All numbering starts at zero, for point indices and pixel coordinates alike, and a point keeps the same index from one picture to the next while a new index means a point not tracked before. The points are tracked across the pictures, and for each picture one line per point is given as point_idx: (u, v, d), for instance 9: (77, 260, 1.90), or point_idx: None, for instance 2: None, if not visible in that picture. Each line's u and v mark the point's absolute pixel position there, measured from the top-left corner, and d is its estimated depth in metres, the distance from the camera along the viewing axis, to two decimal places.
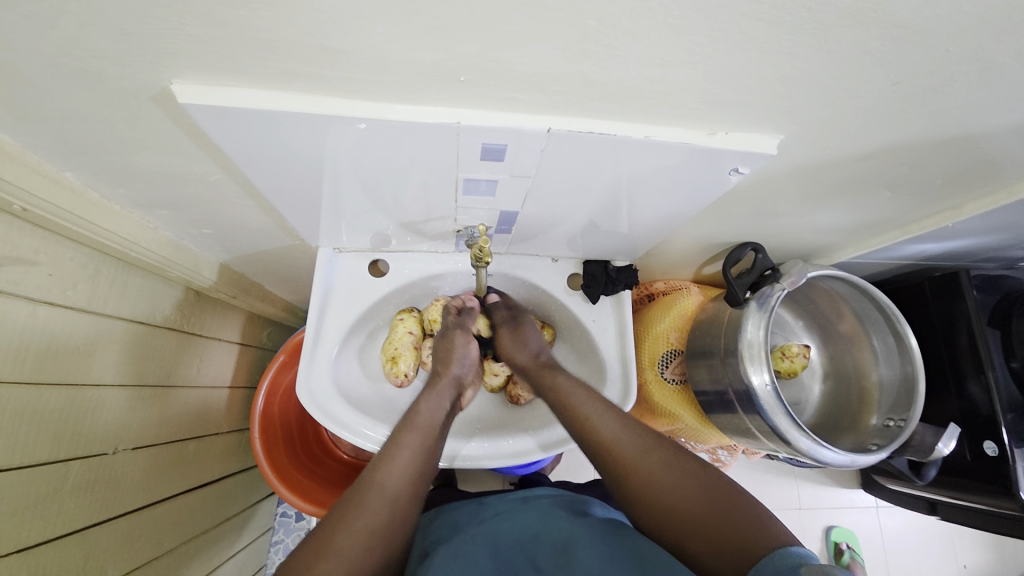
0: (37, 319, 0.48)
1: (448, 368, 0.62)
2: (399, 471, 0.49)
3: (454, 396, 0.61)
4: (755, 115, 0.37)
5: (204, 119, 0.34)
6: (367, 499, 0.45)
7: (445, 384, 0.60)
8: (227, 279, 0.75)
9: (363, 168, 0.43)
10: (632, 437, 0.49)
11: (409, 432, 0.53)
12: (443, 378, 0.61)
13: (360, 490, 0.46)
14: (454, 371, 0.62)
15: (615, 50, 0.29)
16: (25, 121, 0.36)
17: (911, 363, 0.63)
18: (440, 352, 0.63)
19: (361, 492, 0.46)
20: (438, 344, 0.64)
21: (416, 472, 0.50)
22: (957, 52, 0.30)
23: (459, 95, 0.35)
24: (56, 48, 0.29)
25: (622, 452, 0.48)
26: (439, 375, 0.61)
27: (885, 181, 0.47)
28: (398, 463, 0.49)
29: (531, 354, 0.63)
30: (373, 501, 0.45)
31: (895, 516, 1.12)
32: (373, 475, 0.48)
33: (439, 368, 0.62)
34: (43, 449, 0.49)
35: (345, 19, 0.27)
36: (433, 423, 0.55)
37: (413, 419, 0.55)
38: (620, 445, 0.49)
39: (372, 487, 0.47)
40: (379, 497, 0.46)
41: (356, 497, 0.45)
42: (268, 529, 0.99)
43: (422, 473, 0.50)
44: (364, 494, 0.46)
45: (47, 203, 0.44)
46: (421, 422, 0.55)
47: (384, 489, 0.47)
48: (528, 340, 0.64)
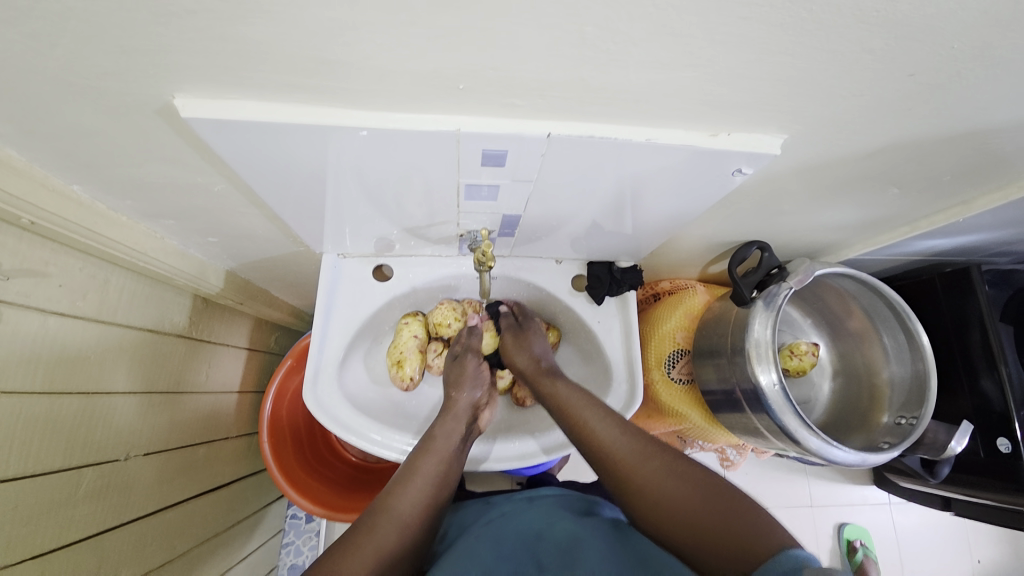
0: (48, 330, 0.49)
1: (462, 390, 0.62)
2: (412, 497, 0.50)
3: (468, 420, 0.61)
4: (758, 115, 0.36)
5: (206, 132, 0.35)
6: (380, 524, 0.46)
7: (460, 409, 0.60)
8: (234, 286, 0.76)
9: (365, 175, 0.43)
10: (631, 443, 0.49)
11: (424, 458, 0.54)
12: (456, 402, 0.61)
13: (374, 514, 0.47)
14: (467, 394, 0.62)
15: (614, 54, 0.29)
16: (30, 136, 0.37)
17: (923, 360, 0.63)
18: (452, 375, 0.64)
19: (375, 517, 0.46)
20: (449, 369, 0.66)
21: (428, 499, 0.51)
22: (963, 49, 0.30)
23: (458, 102, 0.35)
24: (59, 66, 0.29)
25: (621, 455, 0.48)
26: (453, 400, 0.61)
27: (892, 177, 0.47)
28: (412, 490, 0.50)
29: (532, 359, 0.63)
30: (385, 525, 0.46)
31: (908, 513, 1.10)
32: (387, 501, 0.48)
33: (452, 392, 0.63)
34: (56, 457, 0.50)
35: (342, 31, 0.27)
36: (449, 449, 0.56)
37: (428, 444, 0.56)
38: (620, 450, 0.49)
39: (385, 513, 0.47)
40: (390, 521, 0.47)
41: (370, 522, 0.46)
42: (279, 531, 1.00)
43: (433, 501, 0.51)
44: (378, 518, 0.46)
45: (55, 216, 0.44)
46: (436, 446, 0.56)
47: (398, 515, 0.47)
48: (530, 346, 0.65)
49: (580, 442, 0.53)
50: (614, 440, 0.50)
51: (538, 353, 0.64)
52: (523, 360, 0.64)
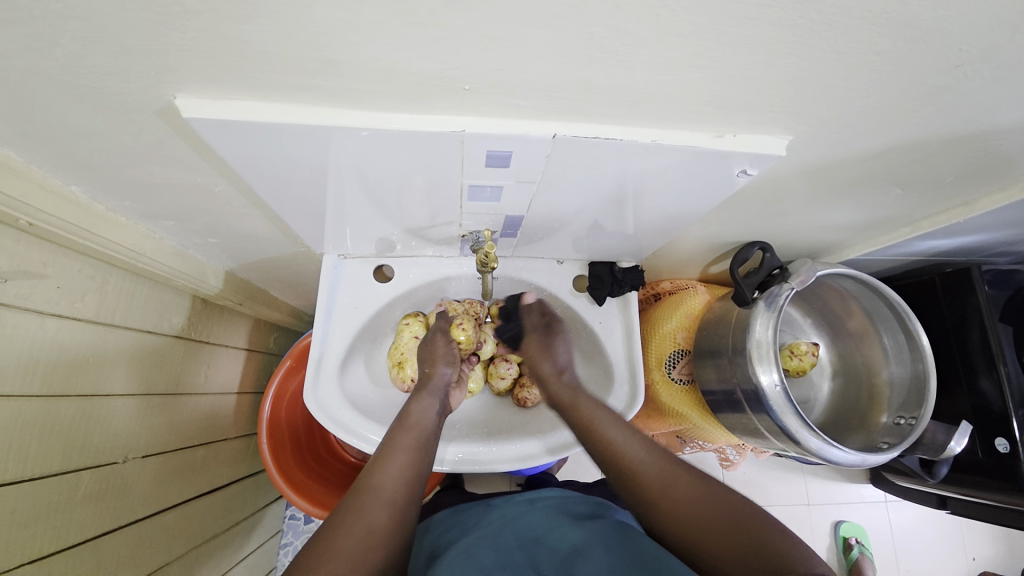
0: (46, 332, 0.48)
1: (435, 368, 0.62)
2: (395, 471, 0.50)
3: (442, 398, 0.61)
4: (763, 117, 0.36)
5: (208, 133, 0.34)
6: (366, 502, 0.46)
7: (434, 384, 0.61)
8: (233, 286, 0.75)
9: (366, 175, 0.43)
10: (657, 464, 0.51)
11: (400, 435, 0.54)
12: (431, 378, 0.62)
13: (358, 494, 0.47)
14: (441, 371, 0.62)
15: (622, 55, 0.29)
16: (28, 137, 0.36)
17: (922, 361, 0.63)
18: (422, 353, 0.64)
19: (359, 496, 0.47)
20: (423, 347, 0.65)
21: (413, 469, 0.51)
22: (968, 51, 0.30)
23: (463, 103, 0.34)
24: (58, 65, 0.29)
25: (647, 474, 0.50)
26: (427, 375, 0.62)
27: (895, 178, 0.47)
28: (395, 464, 0.51)
29: (555, 368, 0.65)
30: (372, 503, 0.46)
31: (905, 510, 1.11)
32: (370, 479, 0.49)
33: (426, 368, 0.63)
34: (54, 460, 0.49)
35: (349, 32, 0.27)
36: (424, 424, 0.57)
37: (403, 422, 0.56)
38: (647, 469, 0.51)
39: (369, 491, 0.47)
40: (378, 499, 0.47)
41: (355, 502, 0.46)
42: (277, 532, 1.00)
43: (420, 472, 0.52)
44: (362, 499, 0.47)
45: (54, 217, 0.44)
46: (413, 425, 0.56)
47: (382, 490, 0.48)
48: (557, 353, 0.66)
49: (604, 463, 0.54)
50: (641, 459, 0.52)
51: (561, 363, 0.65)
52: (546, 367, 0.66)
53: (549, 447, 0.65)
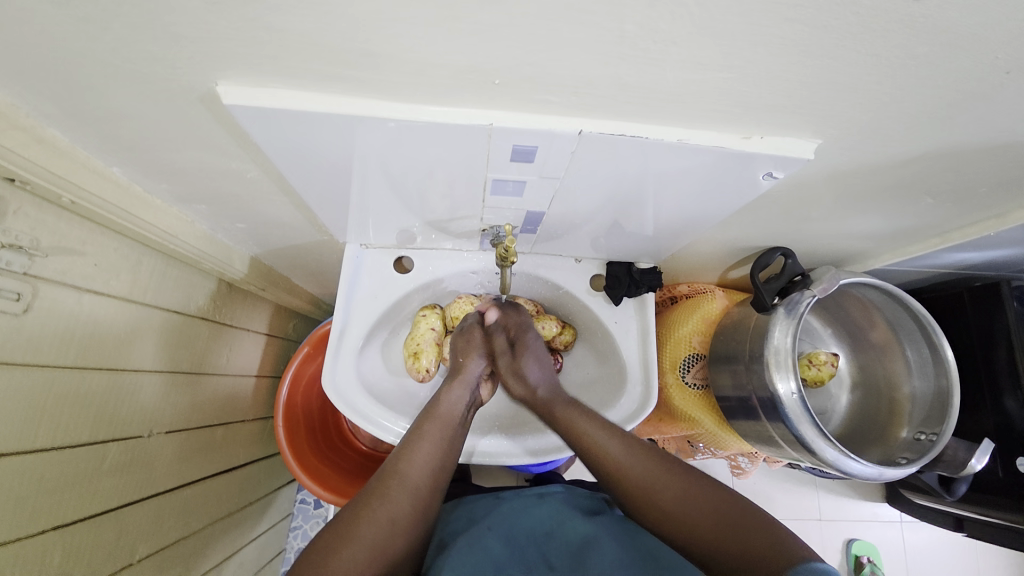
0: (82, 307, 0.50)
1: (467, 362, 0.61)
2: (421, 461, 0.50)
3: (473, 390, 0.60)
4: (792, 119, 0.36)
5: (245, 119, 0.35)
6: (391, 490, 0.47)
7: (467, 374, 0.60)
8: (257, 272, 0.77)
9: (391, 166, 0.44)
10: (640, 464, 0.49)
11: (430, 424, 0.54)
12: (464, 368, 0.61)
13: (384, 480, 0.48)
14: (475, 363, 0.62)
15: (653, 53, 0.29)
16: (74, 117, 0.38)
17: (946, 376, 0.61)
18: (458, 345, 0.64)
19: (385, 482, 0.48)
20: (457, 340, 0.65)
21: (437, 461, 0.51)
22: (1010, 58, 0.29)
23: (492, 97, 0.35)
24: (110, 49, 0.30)
25: (628, 473, 0.48)
26: (462, 364, 0.61)
27: (927, 186, 0.46)
28: (419, 452, 0.51)
29: (526, 388, 0.61)
30: (396, 490, 0.47)
31: (920, 531, 1.08)
32: (396, 466, 0.50)
33: (459, 359, 0.63)
34: (83, 431, 0.52)
35: (387, 24, 0.27)
36: (453, 414, 0.56)
37: (434, 410, 0.56)
38: (630, 470, 0.49)
39: (394, 479, 0.48)
40: (401, 487, 0.48)
41: (381, 487, 0.47)
42: (288, 515, 1.02)
43: (444, 463, 0.52)
44: (387, 484, 0.48)
45: (94, 196, 0.46)
46: (442, 415, 0.56)
47: (407, 479, 0.49)
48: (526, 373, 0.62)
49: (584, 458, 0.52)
50: (622, 457, 0.49)
51: (535, 380, 0.62)
52: (518, 387, 0.62)
53: (561, 443, 0.66)
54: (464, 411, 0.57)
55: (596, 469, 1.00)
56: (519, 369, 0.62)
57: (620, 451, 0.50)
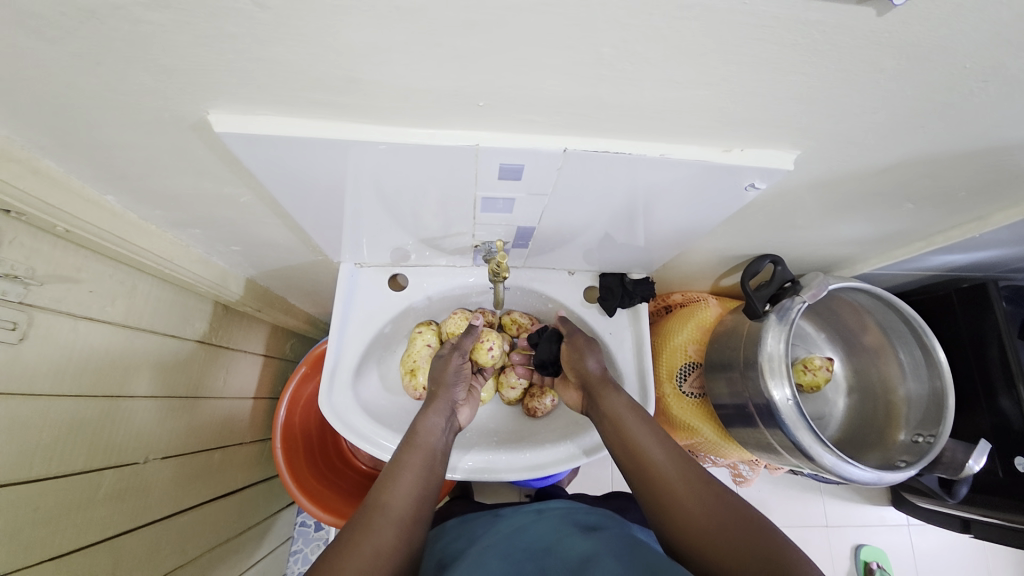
0: (78, 334, 0.51)
1: (443, 387, 0.63)
2: (403, 491, 0.50)
3: (449, 417, 0.61)
4: (769, 132, 0.37)
5: (236, 146, 0.36)
6: (376, 521, 0.46)
7: (441, 403, 0.61)
8: (253, 293, 0.78)
9: (384, 187, 0.45)
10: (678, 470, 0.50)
11: (409, 454, 0.55)
12: (438, 397, 0.62)
13: (367, 513, 0.47)
14: (449, 391, 0.63)
15: (630, 74, 0.30)
16: (70, 149, 0.39)
17: (940, 378, 0.62)
18: (433, 372, 0.64)
19: (368, 516, 0.47)
20: (434, 365, 0.65)
21: (419, 491, 0.52)
22: (974, 68, 0.30)
23: (477, 118, 0.36)
24: (103, 83, 0.31)
25: (670, 479, 0.50)
26: (435, 393, 0.62)
27: (907, 192, 0.47)
28: (401, 483, 0.51)
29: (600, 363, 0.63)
30: (380, 522, 0.46)
31: (928, 534, 1.07)
32: (378, 498, 0.49)
33: (433, 387, 0.63)
34: (78, 459, 0.51)
35: (372, 53, 0.28)
36: (431, 443, 0.57)
37: (411, 440, 0.57)
38: (669, 475, 0.50)
39: (378, 511, 0.48)
40: (386, 519, 0.47)
41: (364, 520, 0.46)
42: (288, 538, 1.01)
43: (426, 493, 0.52)
44: (372, 516, 0.47)
45: (89, 224, 0.46)
46: (421, 445, 0.56)
47: (390, 509, 0.48)
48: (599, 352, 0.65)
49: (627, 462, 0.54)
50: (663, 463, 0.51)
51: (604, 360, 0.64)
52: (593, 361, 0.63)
53: (557, 458, 0.66)
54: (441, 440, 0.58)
55: (598, 482, 0.99)
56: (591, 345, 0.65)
57: (663, 457, 0.52)
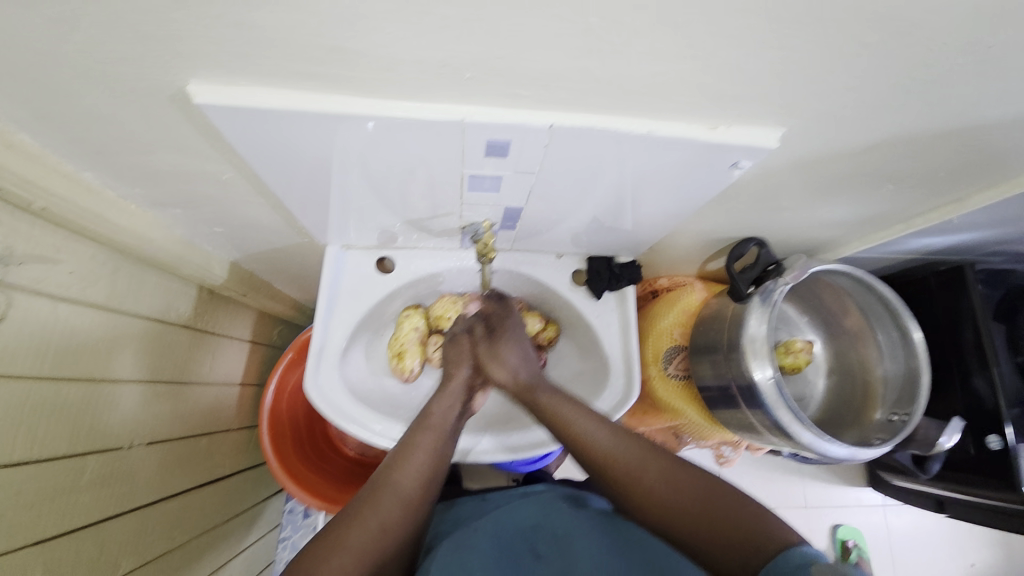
0: (58, 316, 0.50)
1: (459, 368, 0.62)
2: (413, 471, 0.51)
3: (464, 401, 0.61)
4: (754, 110, 0.37)
5: (218, 119, 0.35)
6: (382, 499, 0.48)
7: (456, 387, 0.60)
8: (238, 277, 0.77)
9: (370, 165, 0.44)
10: (627, 448, 0.49)
11: (421, 435, 0.54)
12: (454, 379, 0.61)
13: (375, 490, 0.49)
14: (465, 372, 0.62)
15: (617, 46, 0.30)
16: (43, 120, 0.38)
17: (916, 357, 0.64)
18: (449, 354, 0.64)
19: (376, 492, 0.48)
20: (448, 347, 0.65)
21: (429, 471, 0.52)
22: (955, 45, 0.31)
23: (465, 93, 0.36)
24: (77, 49, 0.30)
25: (617, 459, 0.49)
26: (451, 376, 0.61)
27: (888, 173, 0.48)
28: (412, 462, 0.51)
29: (510, 374, 0.60)
30: (387, 500, 0.48)
31: (903, 514, 1.11)
32: (388, 475, 0.50)
33: (449, 369, 0.63)
34: (61, 443, 0.51)
35: (355, 21, 0.28)
36: (445, 426, 0.56)
37: (425, 421, 0.56)
38: (618, 453, 0.49)
39: (386, 488, 0.49)
40: (394, 497, 0.48)
41: (372, 496, 0.48)
42: (276, 525, 1.01)
43: (436, 473, 0.52)
44: (380, 493, 0.48)
45: (66, 201, 0.45)
46: (434, 426, 0.56)
47: (399, 488, 0.49)
48: (507, 359, 0.61)
49: (571, 444, 0.53)
50: (610, 444, 0.50)
51: (515, 366, 0.61)
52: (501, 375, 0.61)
53: (544, 438, 0.66)
54: (455, 421, 0.58)
55: (585, 465, 1.00)
56: (498, 356, 0.61)
57: (609, 437, 0.50)
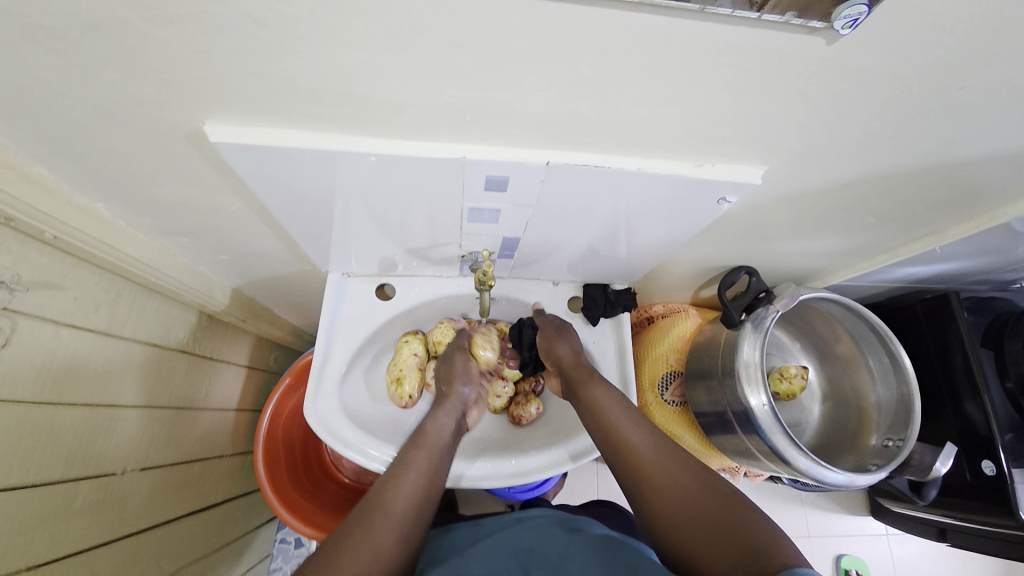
0: (60, 341, 0.50)
1: (453, 387, 0.65)
2: (406, 493, 0.51)
3: (459, 416, 0.63)
4: (738, 149, 0.40)
5: (231, 156, 0.37)
6: (376, 522, 0.47)
7: (451, 402, 0.64)
8: (239, 303, 0.78)
9: (373, 197, 0.46)
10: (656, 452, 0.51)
11: (415, 454, 0.56)
12: (448, 396, 0.65)
13: (368, 512, 0.48)
14: (459, 390, 0.65)
15: (607, 92, 0.32)
16: (62, 155, 0.39)
17: (907, 383, 0.64)
18: (441, 372, 0.67)
19: (369, 515, 0.48)
20: (441, 366, 0.68)
21: (422, 494, 0.53)
22: (919, 92, 0.33)
23: (465, 132, 0.38)
24: (102, 92, 0.32)
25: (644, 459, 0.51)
26: (445, 393, 0.65)
27: (868, 206, 0.50)
28: (404, 485, 0.52)
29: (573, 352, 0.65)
30: (381, 522, 0.47)
31: (906, 543, 1.10)
32: (381, 497, 0.50)
33: (444, 387, 0.66)
34: (55, 469, 0.50)
35: (364, 69, 0.30)
36: (439, 442, 0.59)
37: (419, 440, 0.58)
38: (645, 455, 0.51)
39: (379, 510, 0.49)
40: (386, 519, 0.48)
41: (365, 519, 0.47)
42: (267, 556, 0.98)
43: (427, 496, 0.53)
44: (373, 515, 0.48)
45: (77, 230, 0.46)
46: (428, 444, 0.58)
47: (392, 510, 0.49)
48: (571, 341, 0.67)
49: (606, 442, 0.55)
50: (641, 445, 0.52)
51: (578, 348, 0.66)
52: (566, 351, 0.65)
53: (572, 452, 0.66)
54: (449, 439, 0.60)
55: (584, 493, 0.99)
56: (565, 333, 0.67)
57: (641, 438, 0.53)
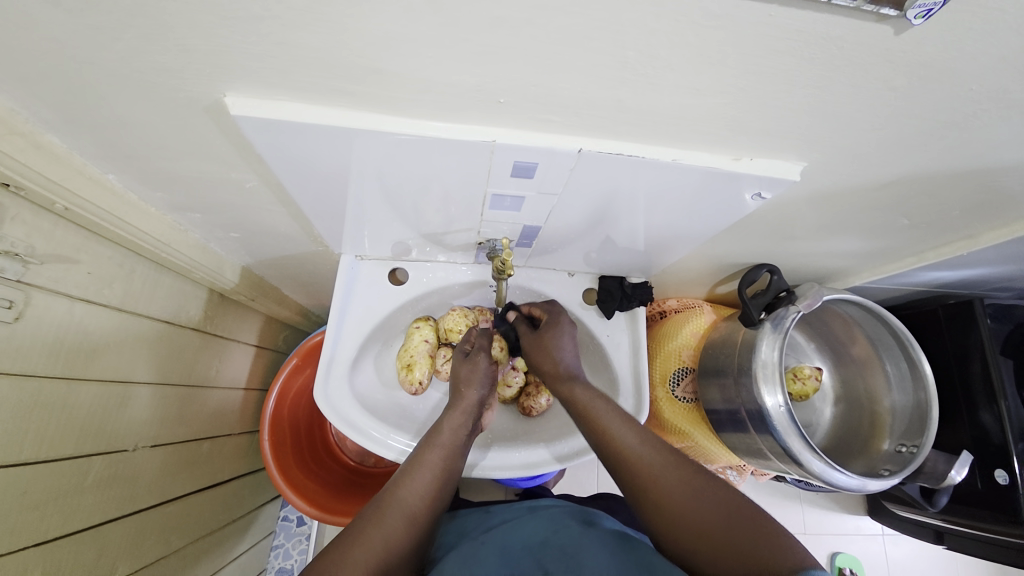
0: (74, 316, 0.49)
1: (468, 388, 0.59)
2: (419, 488, 0.50)
3: (473, 419, 0.59)
4: (780, 143, 0.38)
5: (251, 130, 0.36)
6: (388, 515, 0.47)
7: (467, 406, 0.57)
8: (248, 282, 0.77)
9: (389, 178, 0.45)
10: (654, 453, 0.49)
11: (428, 450, 0.54)
12: (463, 399, 0.58)
13: (381, 505, 0.48)
14: (475, 394, 0.58)
15: (651, 78, 0.31)
16: (75, 124, 0.38)
17: (924, 389, 0.64)
18: (459, 373, 0.60)
19: (381, 509, 0.47)
20: (459, 364, 0.62)
21: (434, 490, 0.51)
22: (979, 91, 0.31)
23: (496, 115, 0.36)
24: (118, 59, 0.31)
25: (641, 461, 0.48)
26: (460, 395, 0.58)
27: (904, 208, 0.48)
28: (418, 480, 0.51)
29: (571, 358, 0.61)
30: (392, 517, 0.47)
31: (902, 545, 1.10)
32: (394, 492, 0.49)
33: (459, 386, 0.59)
34: (68, 445, 0.50)
35: (397, 43, 0.28)
36: (453, 444, 0.55)
37: (432, 438, 0.56)
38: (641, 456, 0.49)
39: (391, 504, 0.48)
40: (398, 513, 0.47)
41: (377, 512, 0.47)
42: (269, 533, 0.99)
43: (440, 492, 0.52)
44: (385, 509, 0.47)
45: (88, 203, 0.45)
46: (442, 443, 0.55)
47: (404, 504, 0.48)
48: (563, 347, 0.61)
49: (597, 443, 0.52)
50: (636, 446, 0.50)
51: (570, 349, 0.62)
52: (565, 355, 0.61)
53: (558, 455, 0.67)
54: (464, 439, 0.57)
55: (585, 482, 1.00)
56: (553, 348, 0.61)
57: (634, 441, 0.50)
